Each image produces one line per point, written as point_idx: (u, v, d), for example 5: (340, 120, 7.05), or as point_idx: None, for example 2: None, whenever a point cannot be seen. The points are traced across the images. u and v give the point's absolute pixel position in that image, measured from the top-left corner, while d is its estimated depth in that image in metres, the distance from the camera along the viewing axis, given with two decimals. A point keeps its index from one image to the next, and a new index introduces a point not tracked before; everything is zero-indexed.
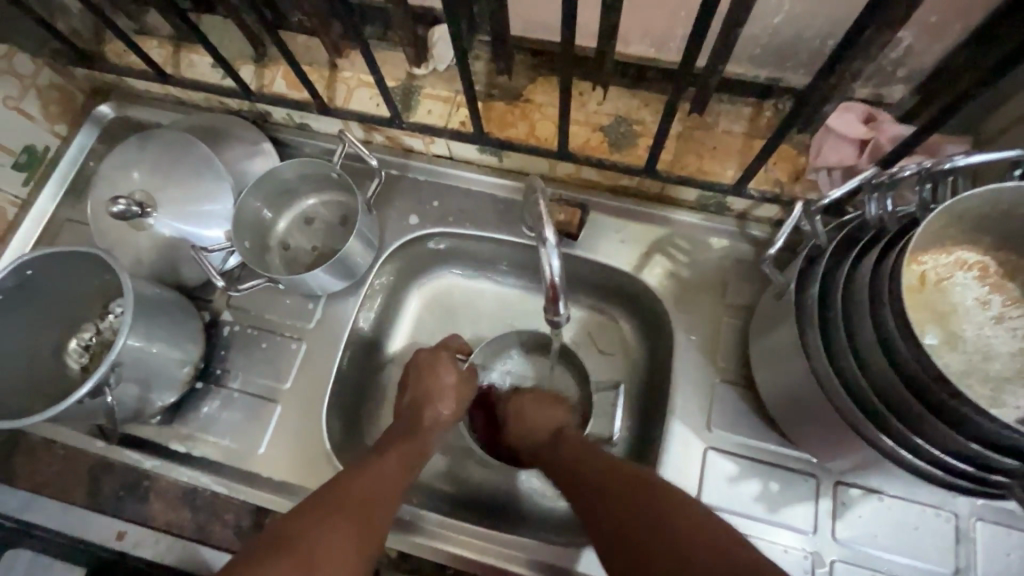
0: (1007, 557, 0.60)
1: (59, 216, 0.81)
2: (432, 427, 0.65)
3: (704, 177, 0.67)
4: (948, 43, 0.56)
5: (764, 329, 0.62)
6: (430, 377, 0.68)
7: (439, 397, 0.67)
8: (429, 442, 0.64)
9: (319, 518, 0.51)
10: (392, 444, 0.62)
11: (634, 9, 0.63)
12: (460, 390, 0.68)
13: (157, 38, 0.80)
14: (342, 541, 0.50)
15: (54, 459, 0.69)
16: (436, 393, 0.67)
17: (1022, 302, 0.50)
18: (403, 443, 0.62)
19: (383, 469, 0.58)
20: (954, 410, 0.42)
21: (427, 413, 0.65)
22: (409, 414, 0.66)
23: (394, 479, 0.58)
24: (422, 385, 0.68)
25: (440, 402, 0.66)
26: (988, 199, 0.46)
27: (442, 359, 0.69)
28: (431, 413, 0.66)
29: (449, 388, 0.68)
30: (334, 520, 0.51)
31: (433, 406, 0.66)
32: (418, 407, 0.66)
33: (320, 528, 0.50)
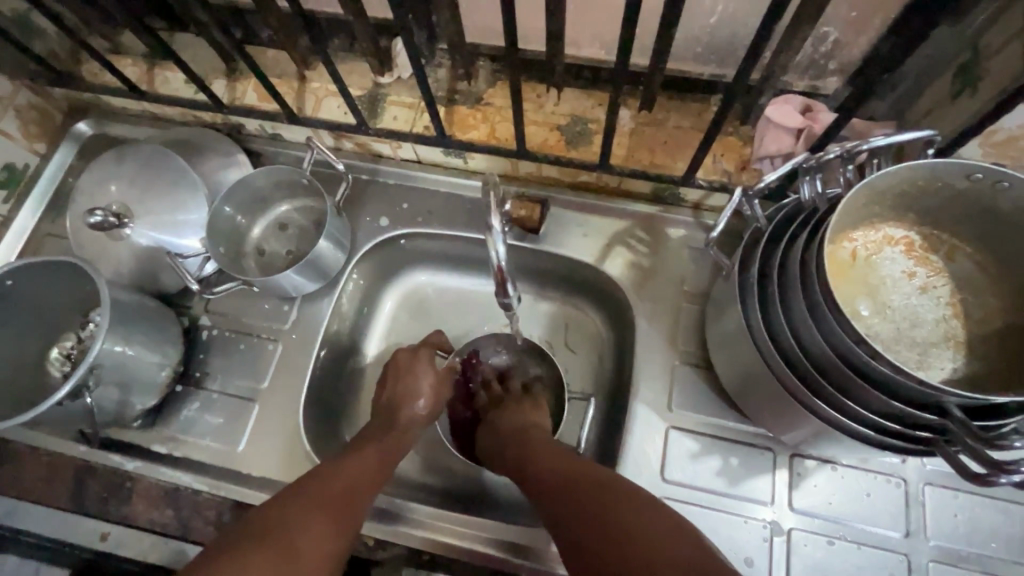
0: (954, 518, 0.63)
1: (40, 230, 0.83)
2: (411, 423, 0.68)
3: (657, 170, 0.71)
4: (870, 35, 0.61)
5: (716, 312, 0.65)
6: (408, 377, 0.71)
7: (416, 393, 0.70)
8: (407, 438, 0.67)
9: (299, 512, 0.52)
10: (370, 441, 0.64)
11: (581, 15, 0.67)
12: (436, 386, 0.71)
13: (131, 57, 0.83)
14: (317, 533, 0.51)
15: (37, 465, 0.70)
16: (414, 392, 0.70)
17: (944, 273, 0.54)
18: (380, 440, 0.64)
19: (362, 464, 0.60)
20: (876, 371, 0.46)
21: (405, 410, 0.68)
22: (387, 414, 0.68)
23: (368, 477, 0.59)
24: (399, 385, 0.70)
25: (418, 398, 0.69)
26: (904, 177, 0.49)
27: (424, 355, 0.73)
28: (409, 411, 0.68)
29: (427, 385, 0.70)
30: (313, 514, 0.52)
31: (409, 403, 0.69)
32: (396, 404, 0.69)
33: (299, 521, 0.51)
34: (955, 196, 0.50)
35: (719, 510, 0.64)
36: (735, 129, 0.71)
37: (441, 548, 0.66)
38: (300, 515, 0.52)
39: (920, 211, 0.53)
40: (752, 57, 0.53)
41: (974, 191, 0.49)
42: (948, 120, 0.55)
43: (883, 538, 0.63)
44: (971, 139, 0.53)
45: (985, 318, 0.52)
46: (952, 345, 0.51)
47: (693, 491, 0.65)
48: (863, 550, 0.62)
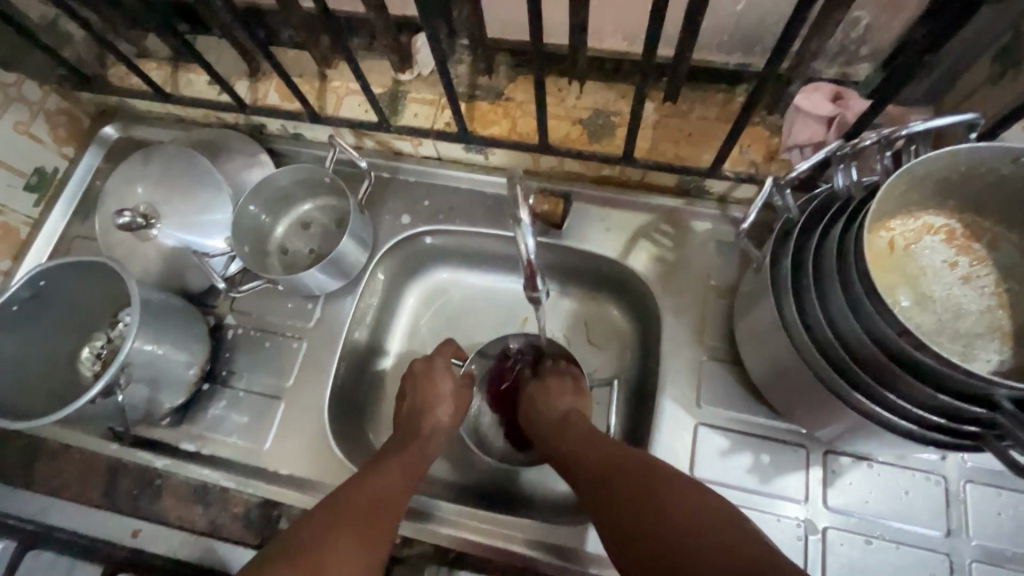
0: (998, 517, 0.61)
1: (69, 233, 0.85)
2: (432, 433, 0.67)
3: (682, 163, 0.70)
4: (904, 18, 0.59)
5: (746, 306, 0.63)
6: (429, 383, 0.70)
7: (437, 401, 0.69)
8: (430, 447, 0.66)
9: (326, 532, 0.52)
10: (393, 453, 0.63)
11: (603, 6, 0.66)
12: (457, 392, 0.71)
13: (156, 60, 0.84)
14: (346, 555, 0.51)
15: (71, 463, 0.72)
16: (435, 398, 0.69)
17: (988, 261, 0.52)
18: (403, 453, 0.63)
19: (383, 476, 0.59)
20: (921, 363, 0.44)
21: (426, 419, 0.68)
22: (409, 422, 0.68)
23: (391, 487, 0.59)
24: (420, 392, 0.70)
25: (439, 407, 0.69)
26: (945, 163, 0.47)
27: (444, 363, 0.72)
28: (431, 419, 0.68)
29: (447, 393, 0.70)
30: (341, 534, 0.52)
31: (430, 411, 0.68)
32: (417, 411, 0.68)
33: (326, 543, 0.51)
34: (999, 180, 0.49)
35: (750, 508, 0.63)
36: (762, 119, 0.69)
37: (467, 545, 0.66)
38: (327, 539, 0.51)
39: (962, 197, 0.51)
40: (784, 43, 0.51)
41: (1022, 173, 0.47)
42: (989, 104, 0.53)
43: (923, 537, 0.61)
44: (1015, 122, 0.51)
45: None
46: (998, 336, 0.49)
47: (724, 488, 0.64)
48: (901, 549, 0.60)
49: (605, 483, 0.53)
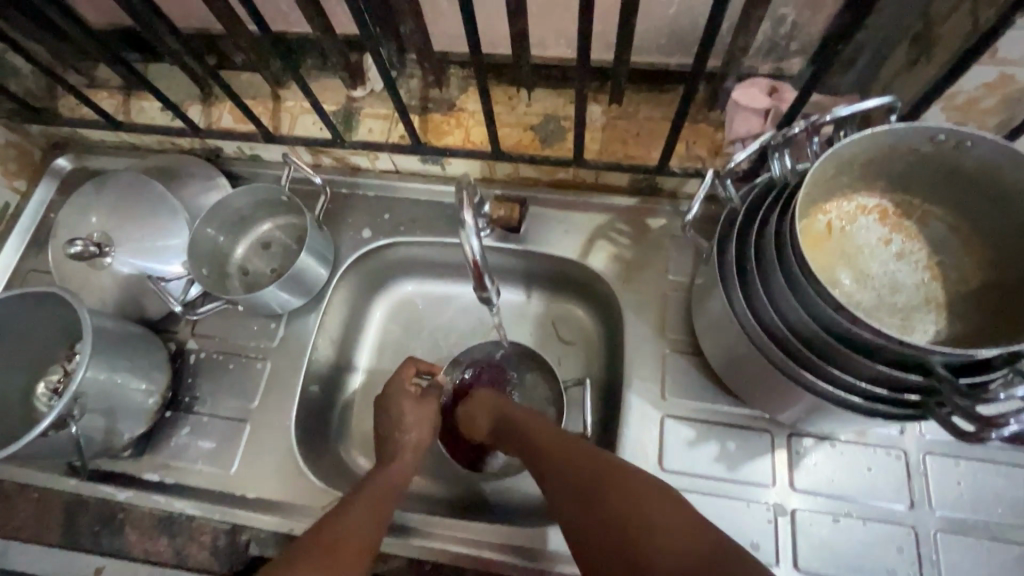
0: (957, 486, 0.62)
1: (22, 267, 0.84)
2: (402, 451, 0.66)
3: (631, 161, 0.72)
4: (827, 14, 0.62)
5: (701, 298, 0.65)
6: (393, 406, 0.68)
7: (402, 427, 0.67)
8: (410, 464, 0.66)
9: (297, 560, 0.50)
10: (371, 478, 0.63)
11: (543, 16, 0.68)
12: (421, 400, 0.70)
13: (107, 90, 0.84)
14: None
15: (27, 503, 0.69)
16: (405, 421, 0.68)
17: (920, 237, 0.54)
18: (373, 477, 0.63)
19: (369, 503, 0.59)
20: (858, 337, 0.46)
21: (395, 442, 0.67)
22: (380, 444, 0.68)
23: (373, 519, 0.57)
24: (388, 415, 0.68)
25: (406, 429, 0.67)
26: (869, 145, 0.49)
27: (401, 386, 0.69)
28: (397, 440, 0.67)
29: (411, 416, 0.68)
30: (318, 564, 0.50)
31: (398, 436, 0.67)
32: (384, 439, 0.67)
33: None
34: (922, 159, 0.51)
35: (722, 497, 0.63)
36: (704, 116, 0.72)
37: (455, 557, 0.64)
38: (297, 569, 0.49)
39: (891, 178, 0.53)
40: (709, 40, 0.53)
41: (939, 151, 0.49)
42: (907, 88, 0.56)
43: (889, 512, 0.62)
44: (933, 103, 0.53)
45: (963, 279, 0.52)
46: (933, 307, 0.52)
47: (693, 479, 0.64)
48: (868, 526, 0.61)
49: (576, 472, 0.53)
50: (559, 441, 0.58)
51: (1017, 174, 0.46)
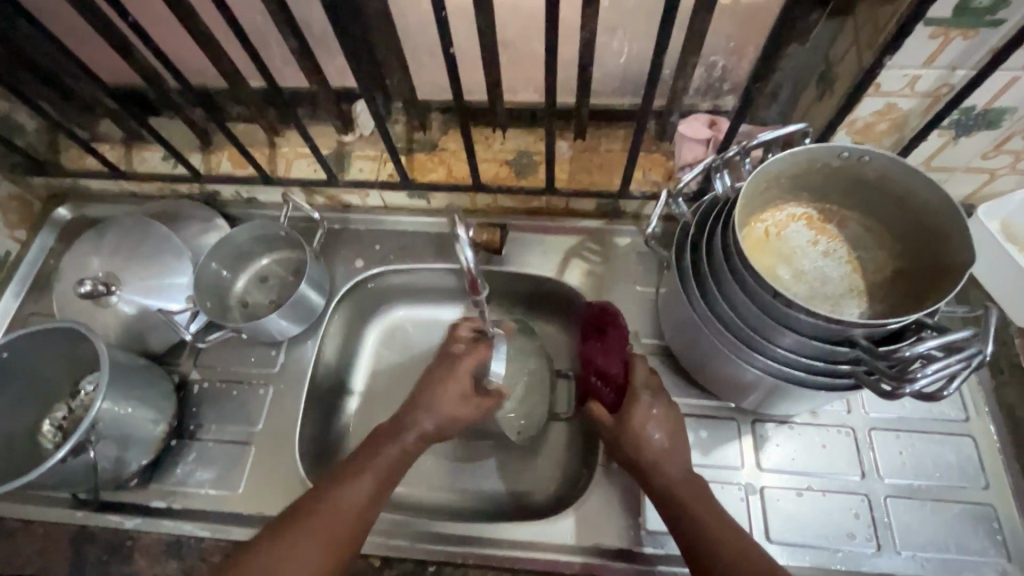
0: (901, 455, 0.71)
1: (22, 312, 0.87)
2: (416, 438, 0.65)
3: (597, 188, 0.81)
4: (750, 59, 0.74)
5: (666, 302, 0.73)
6: (428, 383, 0.68)
7: (421, 409, 0.66)
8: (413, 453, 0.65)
9: (285, 540, 0.57)
10: (376, 453, 0.64)
11: (513, 67, 0.78)
12: (473, 380, 0.69)
13: (110, 142, 0.90)
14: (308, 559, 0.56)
15: (32, 539, 0.72)
16: (428, 405, 0.67)
17: (841, 238, 0.64)
18: (376, 455, 0.64)
19: (350, 497, 0.60)
20: (793, 320, 0.54)
21: (412, 421, 0.66)
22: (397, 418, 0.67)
23: (358, 507, 0.60)
24: (430, 387, 0.68)
25: (427, 414, 0.66)
26: (790, 163, 0.60)
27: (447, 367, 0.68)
28: (415, 422, 0.66)
29: (462, 397, 0.68)
30: (305, 539, 0.57)
31: (418, 416, 0.66)
32: (409, 408, 0.67)
33: (287, 555, 0.56)
34: (833, 174, 0.61)
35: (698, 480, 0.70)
36: (656, 147, 0.83)
37: (471, 561, 0.69)
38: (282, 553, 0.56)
39: (812, 190, 0.64)
40: (654, 82, 0.64)
41: (845, 166, 0.60)
42: (817, 116, 0.68)
43: (844, 482, 0.69)
44: (837, 128, 0.65)
45: (878, 270, 0.63)
46: (856, 294, 0.61)
47: None
48: (828, 496, 0.69)
49: (696, 530, 0.59)
50: (682, 488, 0.62)
51: (908, 180, 0.57)
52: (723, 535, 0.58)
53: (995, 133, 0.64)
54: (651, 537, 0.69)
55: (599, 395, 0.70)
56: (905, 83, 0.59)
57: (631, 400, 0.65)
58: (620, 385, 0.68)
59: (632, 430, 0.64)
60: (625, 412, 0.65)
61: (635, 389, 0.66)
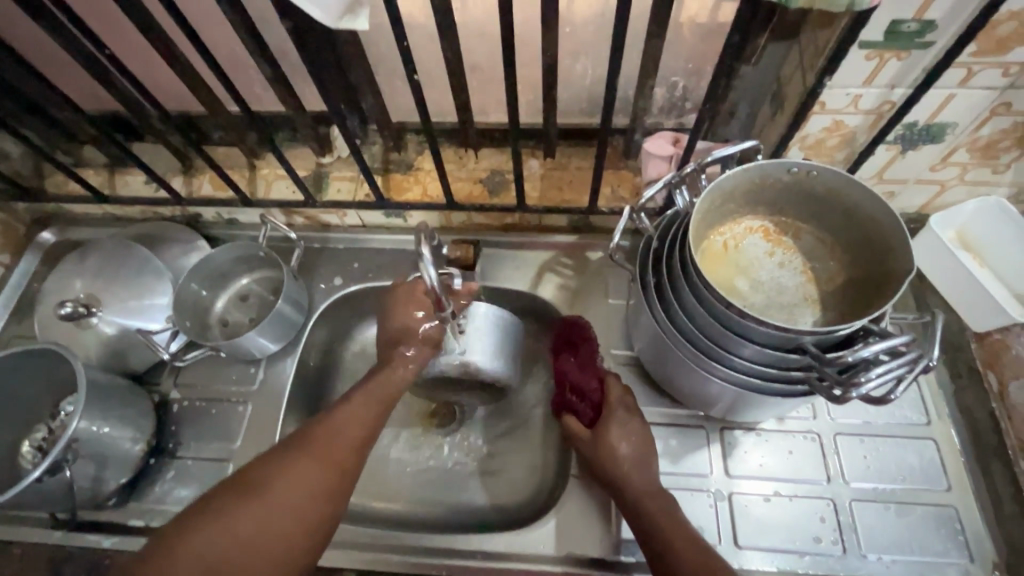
0: (865, 459, 0.72)
1: (5, 335, 0.88)
2: (403, 363, 0.69)
3: (567, 204, 0.84)
4: (709, 80, 0.77)
5: (634, 314, 0.75)
6: (404, 317, 0.71)
7: (407, 342, 0.70)
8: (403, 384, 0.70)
9: (279, 458, 0.60)
10: (365, 386, 0.68)
11: (483, 90, 0.81)
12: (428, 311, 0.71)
13: (94, 167, 0.92)
14: (293, 476, 0.59)
15: (10, 560, 0.73)
16: (406, 338, 0.70)
17: (797, 249, 0.67)
18: (368, 387, 0.68)
19: (342, 421, 0.64)
20: (746, 329, 0.56)
21: (399, 355, 0.70)
22: (386, 348, 0.71)
23: (354, 431, 0.64)
24: (406, 324, 0.71)
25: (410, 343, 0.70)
26: (743, 179, 0.62)
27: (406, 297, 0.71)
28: (401, 357, 0.70)
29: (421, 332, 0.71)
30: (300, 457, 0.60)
31: (404, 342, 0.70)
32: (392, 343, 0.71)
33: (279, 467, 0.59)
34: (785, 188, 0.64)
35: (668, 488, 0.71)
36: (624, 164, 0.86)
37: (445, 572, 0.70)
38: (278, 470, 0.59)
39: (767, 203, 0.67)
40: (613, 103, 0.67)
41: (795, 181, 0.62)
42: (771, 134, 0.71)
43: (810, 487, 0.71)
44: (789, 145, 0.68)
45: (832, 279, 0.65)
46: (811, 303, 0.64)
47: None
48: (795, 501, 0.70)
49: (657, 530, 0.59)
50: (648, 494, 0.63)
51: (854, 193, 0.59)
52: (679, 535, 0.58)
53: (939, 147, 0.67)
54: (624, 545, 0.70)
55: (574, 411, 0.72)
56: (848, 101, 0.62)
57: (607, 414, 0.68)
58: (597, 402, 0.71)
59: (604, 440, 0.67)
60: (601, 427, 0.68)
61: (610, 404, 0.69)
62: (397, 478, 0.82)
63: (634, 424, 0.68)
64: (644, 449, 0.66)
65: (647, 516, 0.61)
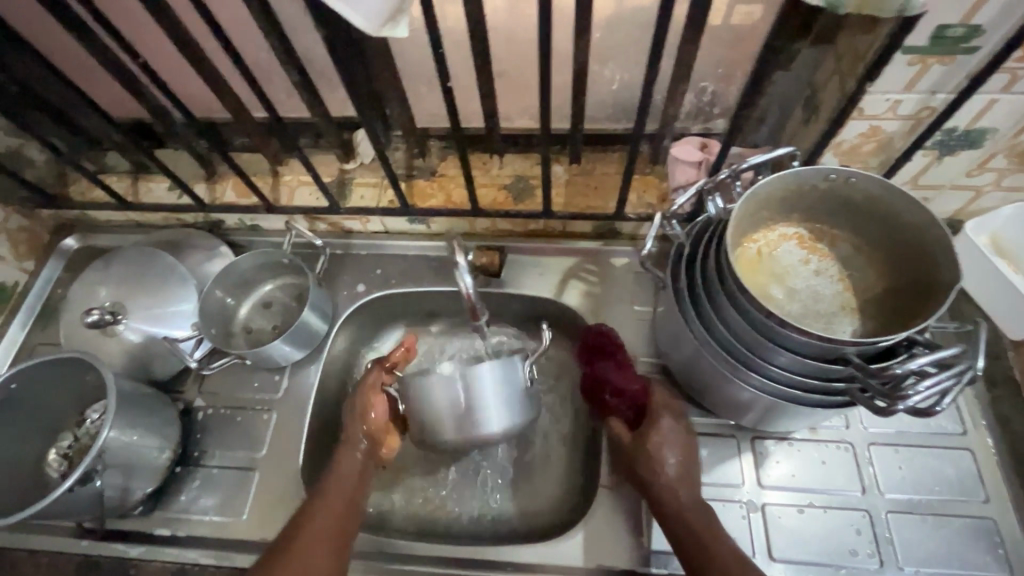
0: (900, 470, 0.71)
1: (30, 342, 0.89)
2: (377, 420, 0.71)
3: (592, 211, 0.83)
4: (738, 85, 0.76)
5: (663, 322, 0.74)
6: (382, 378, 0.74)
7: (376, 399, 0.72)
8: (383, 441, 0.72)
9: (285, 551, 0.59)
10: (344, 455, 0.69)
11: (509, 95, 0.81)
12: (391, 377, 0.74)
13: (117, 173, 0.92)
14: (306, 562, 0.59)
15: (38, 568, 0.73)
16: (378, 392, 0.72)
17: (832, 256, 0.66)
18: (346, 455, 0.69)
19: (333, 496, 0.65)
20: (786, 338, 0.55)
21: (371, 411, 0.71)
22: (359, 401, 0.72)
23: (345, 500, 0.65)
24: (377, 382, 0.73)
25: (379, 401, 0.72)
26: (779, 186, 0.61)
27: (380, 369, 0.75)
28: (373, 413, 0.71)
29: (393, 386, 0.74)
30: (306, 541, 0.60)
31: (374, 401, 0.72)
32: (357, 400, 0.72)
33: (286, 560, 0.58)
34: (821, 195, 0.63)
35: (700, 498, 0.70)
36: (650, 169, 0.85)
37: None
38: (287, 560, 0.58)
39: (802, 210, 0.66)
40: (645, 109, 0.66)
41: (832, 187, 0.61)
42: (804, 139, 0.70)
43: (844, 498, 0.70)
44: (824, 150, 0.67)
45: (868, 287, 0.64)
46: (848, 312, 0.63)
47: None
48: (829, 512, 0.69)
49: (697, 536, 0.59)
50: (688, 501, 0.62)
51: (894, 201, 0.58)
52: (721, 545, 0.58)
53: (978, 153, 0.66)
54: (656, 557, 0.69)
55: (616, 412, 0.71)
56: (887, 107, 0.61)
57: (651, 422, 0.67)
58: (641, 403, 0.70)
59: (647, 446, 0.65)
60: (642, 434, 0.66)
61: (654, 412, 0.67)
62: (422, 486, 0.81)
63: (678, 432, 0.66)
64: (688, 456, 0.65)
65: (685, 524, 0.60)
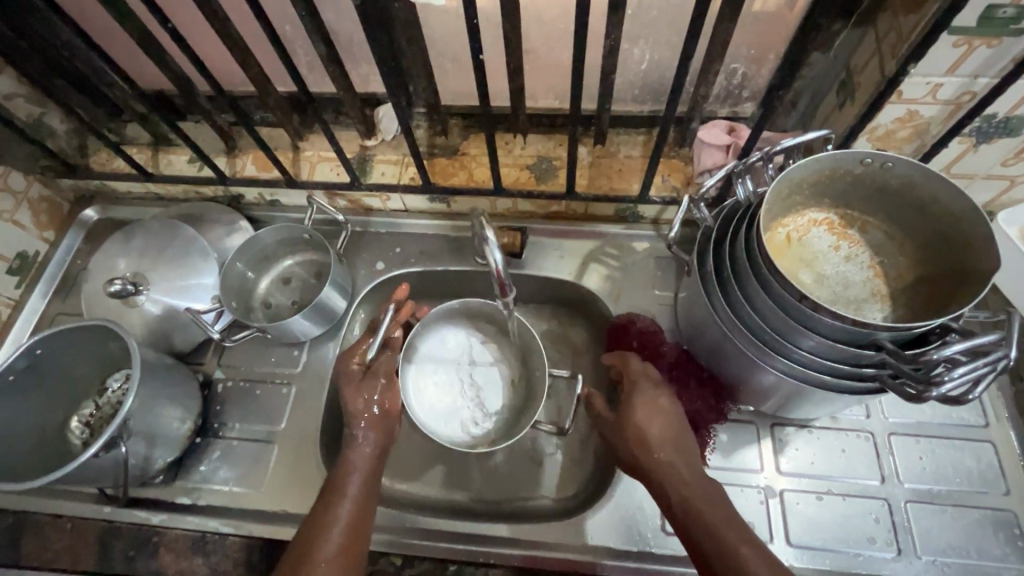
0: (920, 460, 0.71)
1: (50, 311, 0.89)
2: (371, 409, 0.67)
3: (616, 193, 0.82)
4: (770, 67, 0.75)
5: (686, 306, 0.74)
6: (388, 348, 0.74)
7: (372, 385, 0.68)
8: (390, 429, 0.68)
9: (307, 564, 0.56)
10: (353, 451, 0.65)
11: (536, 74, 0.79)
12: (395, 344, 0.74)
13: (137, 145, 0.92)
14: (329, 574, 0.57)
15: (62, 533, 0.74)
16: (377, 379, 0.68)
17: (863, 243, 0.65)
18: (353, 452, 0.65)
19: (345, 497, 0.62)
20: (818, 322, 0.55)
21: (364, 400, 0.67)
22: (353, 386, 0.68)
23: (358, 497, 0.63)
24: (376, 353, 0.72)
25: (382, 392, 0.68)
26: (813, 169, 0.60)
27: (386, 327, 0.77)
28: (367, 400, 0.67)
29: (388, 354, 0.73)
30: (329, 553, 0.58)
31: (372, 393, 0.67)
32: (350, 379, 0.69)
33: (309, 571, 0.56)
34: (855, 180, 0.62)
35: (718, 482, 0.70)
36: (676, 152, 0.84)
37: (491, 559, 0.71)
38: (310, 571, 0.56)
39: (834, 195, 0.65)
40: (679, 89, 0.65)
41: (867, 172, 0.60)
42: (838, 124, 0.68)
43: (863, 486, 0.70)
44: (859, 135, 0.65)
45: (898, 275, 0.63)
46: (878, 299, 0.62)
47: None
48: (847, 500, 0.69)
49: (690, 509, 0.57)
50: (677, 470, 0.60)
51: (931, 187, 0.57)
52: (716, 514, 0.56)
53: (1016, 141, 0.65)
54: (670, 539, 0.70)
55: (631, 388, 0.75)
56: (928, 90, 0.59)
57: (632, 395, 0.65)
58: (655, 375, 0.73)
59: (628, 416, 0.64)
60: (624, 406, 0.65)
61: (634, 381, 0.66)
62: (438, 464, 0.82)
63: (658, 400, 0.64)
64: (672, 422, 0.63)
65: (674, 490, 0.58)
